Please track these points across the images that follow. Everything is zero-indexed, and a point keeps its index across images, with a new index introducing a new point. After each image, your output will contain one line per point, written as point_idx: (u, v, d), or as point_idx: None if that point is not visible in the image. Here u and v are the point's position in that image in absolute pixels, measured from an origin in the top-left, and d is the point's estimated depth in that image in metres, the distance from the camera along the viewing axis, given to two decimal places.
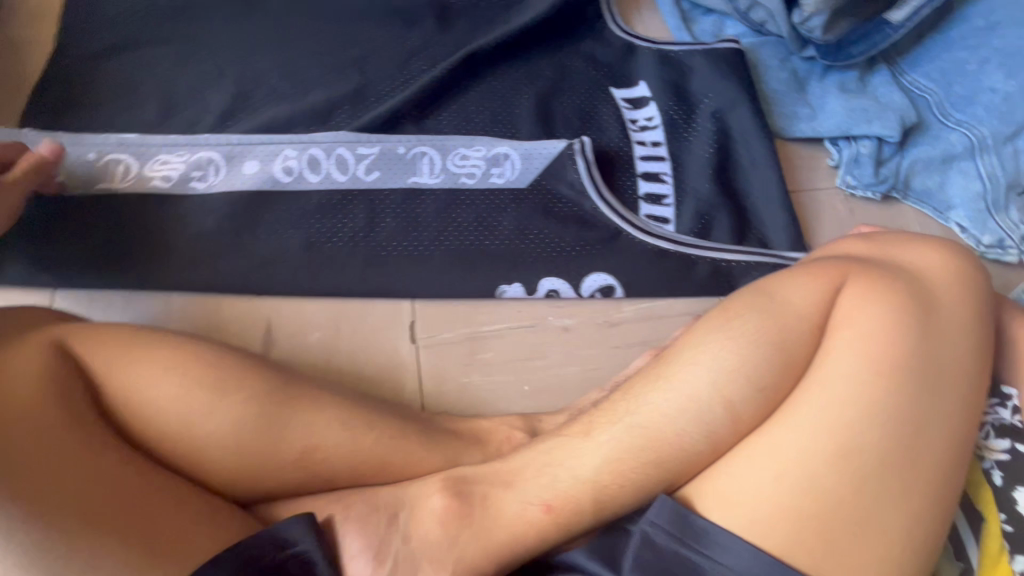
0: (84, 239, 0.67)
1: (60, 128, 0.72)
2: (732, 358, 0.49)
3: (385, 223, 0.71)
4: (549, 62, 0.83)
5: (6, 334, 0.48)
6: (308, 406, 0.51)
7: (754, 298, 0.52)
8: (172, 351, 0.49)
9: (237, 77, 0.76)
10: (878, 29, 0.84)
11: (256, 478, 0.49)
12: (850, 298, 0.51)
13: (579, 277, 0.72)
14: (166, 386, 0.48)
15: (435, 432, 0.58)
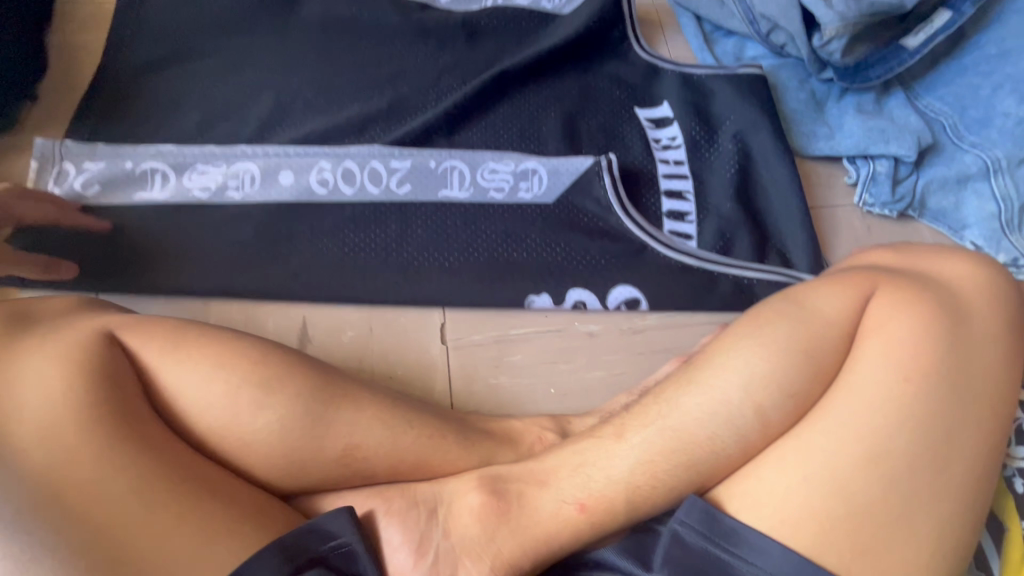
0: (126, 240, 0.69)
1: (99, 138, 0.74)
2: (762, 364, 0.50)
3: (416, 235, 0.73)
4: (574, 83, 0.86)
5: (59, 322, 0.49)
6: (352, 406, 0.52)
7: (787, 308, 0.53)
8: (218, 347, 0.50)
9: (274, 92, 0.79)
10: (895, 54, 0.85)
11: (298, 473, 0.51)
12: (880, 307, 0.52)
13: (605, 290, 0.73)
14: (213, 381, 0.48)
15: (471, 430, 0.60)
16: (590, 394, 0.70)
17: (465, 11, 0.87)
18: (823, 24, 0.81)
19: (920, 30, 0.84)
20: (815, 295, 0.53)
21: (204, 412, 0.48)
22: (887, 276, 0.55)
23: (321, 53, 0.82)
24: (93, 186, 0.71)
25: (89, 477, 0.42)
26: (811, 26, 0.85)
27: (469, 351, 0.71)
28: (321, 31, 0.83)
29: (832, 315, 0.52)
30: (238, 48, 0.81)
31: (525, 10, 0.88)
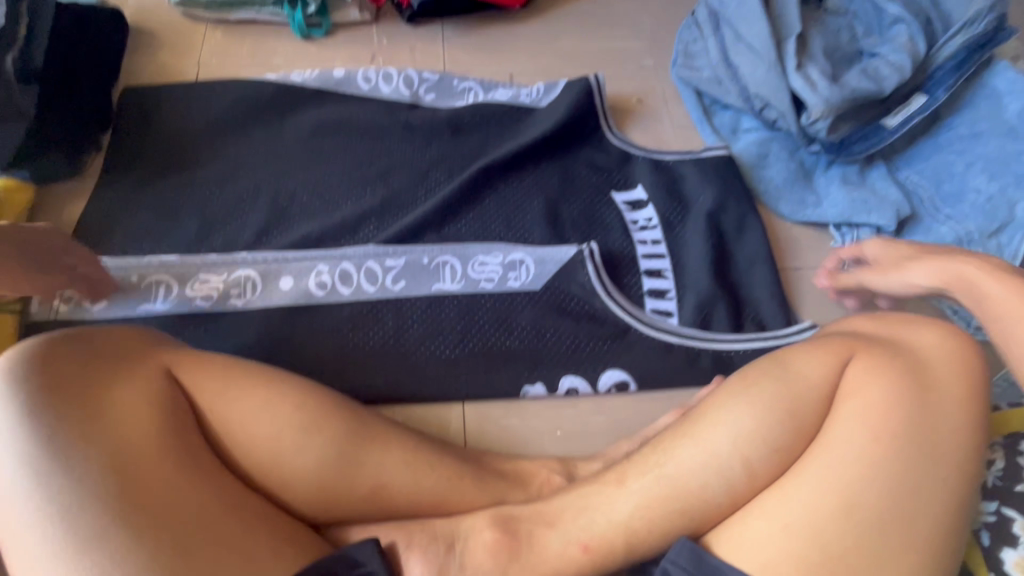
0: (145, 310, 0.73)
1: (103, 252, 0.76)
2: (742, 415, 0.56)
3: (412, 330, 0.77)
4: (554, 171, 0.91)
5: (122, 355, 0.54)
6: (381, 446, 0.60)
7: (773, 368, 0.58)
8: (267, 392, 0.56)
9: (271, 196, 0.83)
10: (876, 132, 0.95)
11: (333, 506, 0.58)
12: (858, 371, 0.57)
13: (596, 374, 0.77)
14: (263, 423, 0.55)
15: (484, 472, 0.66)
16: (591, 437, 0.75)
17: (448, 108, 0.94)
18: (810, 105, 0.88)
19: (899, 111, 0.94)
20: (798, 358, 0.58)
21: (253, 445, 0.55)
22: (867, 347, 0.59)
23: (315, 155, 0.87)
24: (97, 300, 0.73)
25: (162, 488, 0.48)
26: (799, 105, 0.92)
27: (480, 414, 0.75)
28: (311, 134, 0.88)
29: (812, 376, 0.57)
30: (235, 152, 0.85)
31: (506, 106, 0.95)
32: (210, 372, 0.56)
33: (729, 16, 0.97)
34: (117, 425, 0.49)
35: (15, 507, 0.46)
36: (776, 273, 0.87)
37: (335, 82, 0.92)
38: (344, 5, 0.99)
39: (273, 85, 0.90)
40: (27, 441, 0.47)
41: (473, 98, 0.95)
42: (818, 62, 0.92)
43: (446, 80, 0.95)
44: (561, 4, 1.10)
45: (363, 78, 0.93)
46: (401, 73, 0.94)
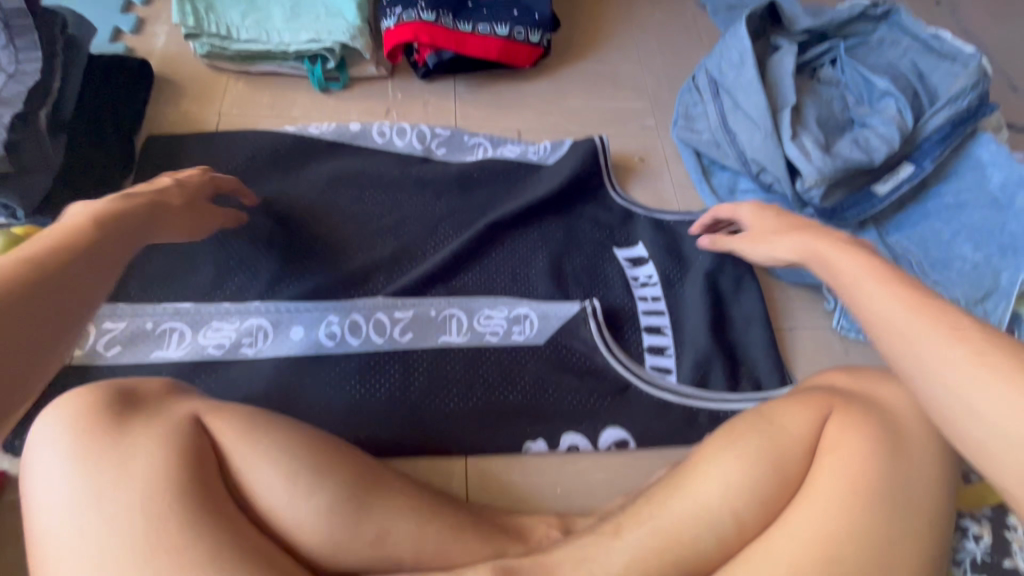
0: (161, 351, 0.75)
1: (118, 297, 0.78)
2: (733, 468, 0.60)
3: (418, 382, 0.78)
4: (560, 227, 0.94)
5: (153, 404, 0.60)
6: (388, 495, 0.63)
7: (758, 423, 0.63)
8: (281, 440, 0.60)
9: (285, 245, 0.85)
10: (868, 198, 1.00)
11: (338, 554, 0.59)
12: (836, 427, 0.62)
13: (597, 432, 0.79)
14: (275, 468, 0.58)
15: (487, 525, 0.68)
16: (591, 494, 0.76)
17: (458, 163, 0.98)
18: (804, 174, 0.92)
19: (888, 180, 0.99)
20: (781, 413, 0.64)
21: (265, 488, 0.58)
22: (841, 402, 0.65)
23: (327, 205, 0.90)
24: (111, 346, 0.75)
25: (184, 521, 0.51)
26: (794, 171, 0.96)
27: (482, 468, 0.76)
28: (324, 187, 0.91)
29: (794, 430, 0.62)
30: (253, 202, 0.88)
31: (514, 163, 0.98)
32: (231, 419, 0.61)
33: (729, 85, 1.02)
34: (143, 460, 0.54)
35: (58, 538, 0.50)
36: (770, 333, 0.90)
37: (349, 136, 0.96)
38: (362, 62, 1.03)
39: (291, 138, 0.94)
40: (76, 478, 0.53)
41: (483, 152, 0.99)
42: (812, 131, 0.97)
43: (458, 136, 0.99)
44: (569, 64, 1.16)
45: (377, 130, 0.97)
46: (415, 128, 0.98)
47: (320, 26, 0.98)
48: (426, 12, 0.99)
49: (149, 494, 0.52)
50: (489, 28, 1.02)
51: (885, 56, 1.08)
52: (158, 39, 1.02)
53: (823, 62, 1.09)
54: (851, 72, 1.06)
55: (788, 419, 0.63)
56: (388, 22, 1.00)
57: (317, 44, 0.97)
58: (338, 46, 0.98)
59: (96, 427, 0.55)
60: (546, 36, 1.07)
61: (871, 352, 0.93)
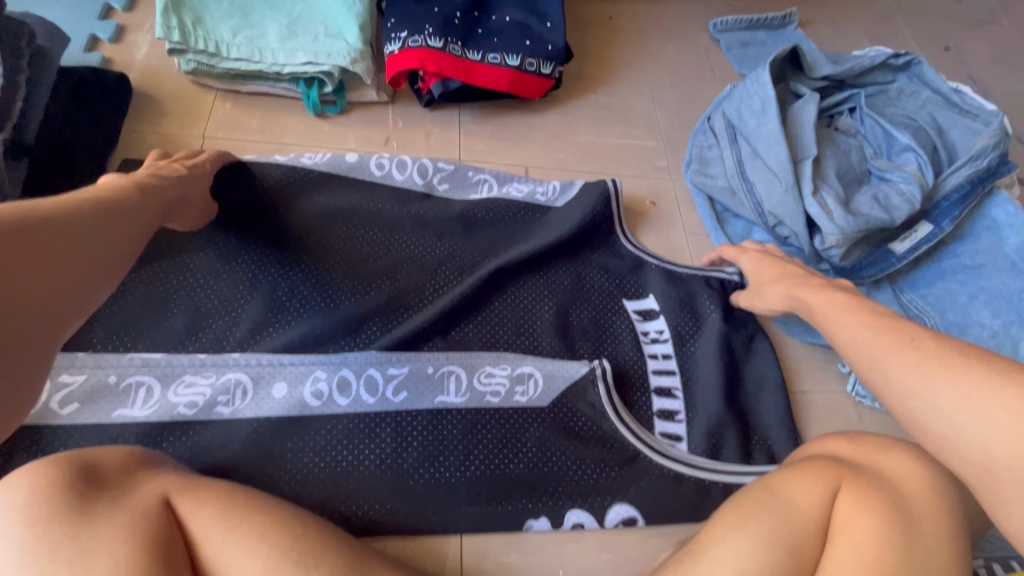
0: (127, 411, 0.67)
1: (79, 347, 0.69)
2: (749, 558, 0.57)
3: (411, 449, 0.72)
4: (568, 275, 0.88)
5: (118, 480, 0.53)
6: None
7: (766, 497, 0.62)
8: (262, 523, 0.53)
9: (270, 288, 0.78)
10: (885, 257, 0.97)
11: None
12: (846, 504, 0.59)
13: (603, 509, 0.73)
14: (251, 560, 0.51)
15: None
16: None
17: (461, 201, 0.91)
18: (825, 233, 0.89)
19: (905, 238, 0.96)
20: (788, 487, 0.62)
21: None
22: (850, 473, 0.62)
23: (316, 244, 0.82)
24: (68, 403, 0.66)
25: None
26: (812, 226, 0.92)
27: (479, 548, 0.70)
28: (314, 224, 0.84)
29: (804, 505, 0.60)
30: (236, 238, 0.80)
31: (519, 204, 0.92)
32: (205, 496, 0.54)
33: (748, 131, 0.98)
34: (101, 551, 0.47)
35: None
36: (784, 397, 0.85)
37: (346, 167, 0.89)
38: (362, 86, 0.96)
39: (282, 168, 0.86)
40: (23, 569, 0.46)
41: (488, 190, 0.93)
42: (832, 185, 0.93)
43: (462, 171, 0.93)
44: (580, 96, 1.11)
45: (375, 160, 0.90)
46: (416, 161, 0.92)
47: (319, 46, 0.90)
48: (433, 38, 0.93)
49: None
50: (499, 58, 0.97)
51: (903, 107, 1.05)
52: (139, 50, 0.94)
53: (841, 110, 1.05)
54: (871, 122, 1.03)
55: (795, 495, 0.61)
56: (392, 47, 0.94)
57: (314, 67, 0.90)
58: (337, 70, 0.90)
59: (48, 519, 0.48)
60: (558, 69, 1.01)
61: (885, 418, 0.89)
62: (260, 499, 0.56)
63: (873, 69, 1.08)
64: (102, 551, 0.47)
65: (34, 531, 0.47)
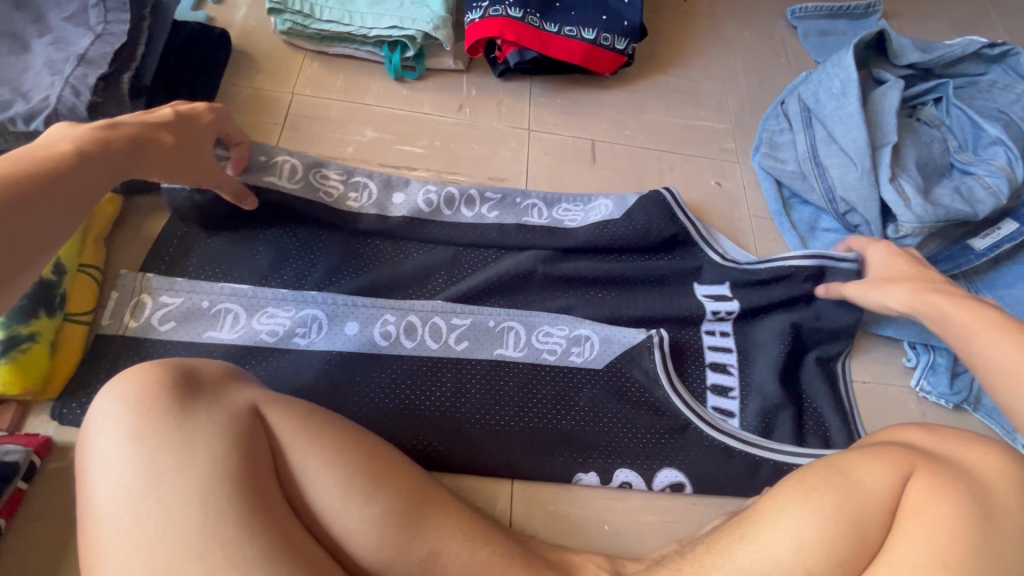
0: (220, 332, 0.73)
1: (179, 272, 0.76)
2: (811, 531, 0.54)
3: (469, 394, 0.75)
4: (639, 269, 0.86)
5: (208, 389, 0.55)
6: (438, 514, 0.59)
7: (832, 475, 0.57)
8: (339, 442, 0.57)
9: (346, 237, 0.82)
10: (962, 252, 0.92)
11: (389, 568, 0.56)
12: (918, 489, 0.55)
13: (652, 472, 0.74)
14: (329, 473, 0.55)
15: (535, 554, 0.64)
16: (640, 535, 0.72)
17: (515, 225, 0.87)
18: (901, 221, 0.86)
19: (987, 235, 0.92)
20: (856, 465, 0.57)
21: (319, 495, 0.55)
22: (923, 460, 0.58)
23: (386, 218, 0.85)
24: (166, 321, 0.73)
25: (233, 517, 0.48)
26: (886, 214, 0.90)
27: (528, 496, 0.72)
28: (382, 221, 0.83)
29: (872, 486, 0.56)
30: (306, 210, 0.82)
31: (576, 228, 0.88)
32: (289, 412, 0.57)
33: (825, 115, 0.96)
34: (200, 448, 0.50)
35: (109, 511, 0.47)
36: (842, 389, 0.83)
37: (399, 188, 0.87)
38: (441, 53, 1.00)
39: (337, 181, 0.85)
40: (132, 451, 0.49)
41: (541, 215, 0.89)
42: (912, 175, 0.90)
43: (511, 196, 0.89)
44: (650, 76, 1.11)
45: (415, 185, 0.87)
46: (462, 191, 0.88)
47: (405, 12, 0.94)
48: (513, 9, 0.95)
49: (208, 484, 0.49)
50: (576, 31, 0.98)
51: (995, 100, 1.00)
52: (237, 10, 1.00)
53: (924, 101, 1.01)
54: (957, 113, 0.98)
55: (862, 473, 0.56)
56: (473, 16, 0.97)
57: (399, 31, 0.94)
58: (419, 36, 0.94)
59: (157, 410, 0.51)
60: (632, 45, 1.02)
61: (949, 416, 0.87)
62: (337, 423, 0.59)
63: (963, 59, 1.04)
64: (201, 448, 0.50)
65: (142, 417, 0.51)
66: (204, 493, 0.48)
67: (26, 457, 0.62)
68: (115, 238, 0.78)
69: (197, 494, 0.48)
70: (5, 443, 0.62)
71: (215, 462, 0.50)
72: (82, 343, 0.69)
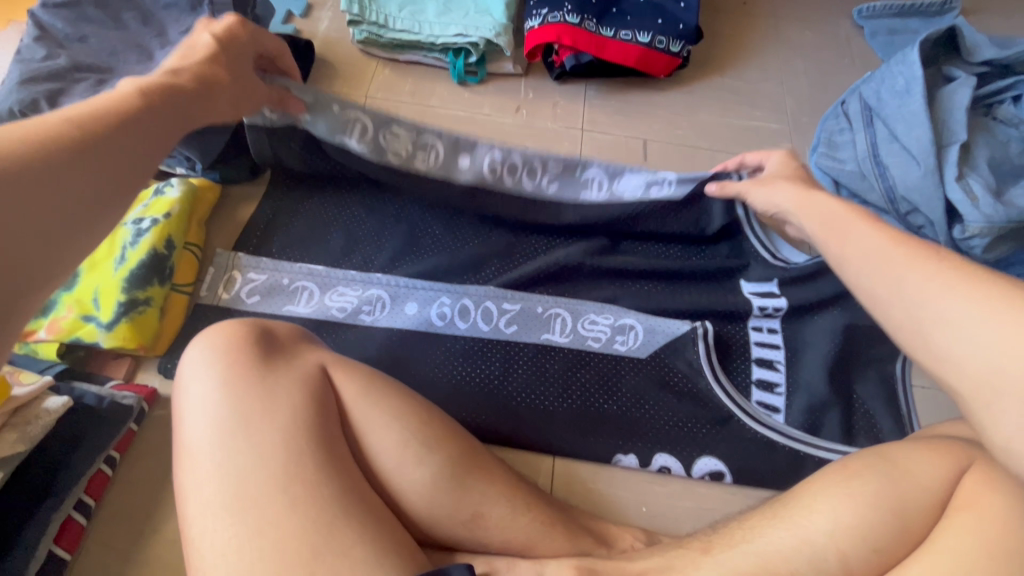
0: (298, 306, 0.82)
1: (264, 253, 0.85)
2: (848, 516, 0.55)
3: (516, 375, 0.80)
4: (685, 266, 0.87)
5: (288, 350, 0.63)
6: (484, 478, 0.64)
7: (877, 463, 0.58)
8: (396, 403, 0.63)
9: (408, 228, 0.89)
10: None
11: (438, 519, 0.61)
12: (973, 481, 0.55)
13: (691, 459, 0.76)
14: (388, 430, 0.61)
15: (573, 523, 0.67)
16: (678, 520, 0.74)
17: (572, 200, 0.88)
18: (967, 221, 0.84)
19: None
20: (906, 454, 0.58)
21: (379, 449, 0.61)
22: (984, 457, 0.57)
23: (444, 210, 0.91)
24: (252, 295, 0.82)
25: (309, 459, 0.55)
26: (952, 215, 0.87)
27: (569, 473, 0.76)
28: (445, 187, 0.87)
29: (925, 479, 0.56)
30: (374, 201, 0.90)
31: (638, 206, 0.87)
32: (355, 374, 0.64)
33: (886, 113, 0.94)
34: (283, 398, 0.58)
35: (207, 443, 0.56)
36: (899, 390, 0.81)
37: (466, 150, 0.85)
38: (501, 58, 1.07)
39: (406, 141, 0.85)
40: (226, 395, 0.58)
41: (600, 188, 0.88)
42: (982, 174, 0.87)
43: (573, 168, 0.86)
44: (705, 77, 1.12)
45: (483, 149, 0.85)
46: (525, 161, 0.86)
47: (469, 21, 1.02)
48: (570, 15, 1.00)
49: (288, 426, 0.56)
50: (631, 35, 1.02)
51: None
52: (321, 23, 1.11)
53: (1002, 98, 0.95)
54: None
55: (914, 463, 0.57)
56: (532, 22, 1.03)
57: (463, 38, 1.02)
58: (482, 42, 1.02)
59: (251, 360, 0.60)
60: (687, 48, 1.04)
61: None
62: (396, 387, 0.65)
63: None
64: (283, 397, 0.58)
65: (234, 368, 0.59)
66: (285, 433, 0.56)
67: (138, 402, 0.72)
68: (214, 221, 0.89)
69: (279, 434, 0.56)
70: (122, 389, 0.72)
71: (295, 408, 0.58)
72: (184, 310, 0.80)
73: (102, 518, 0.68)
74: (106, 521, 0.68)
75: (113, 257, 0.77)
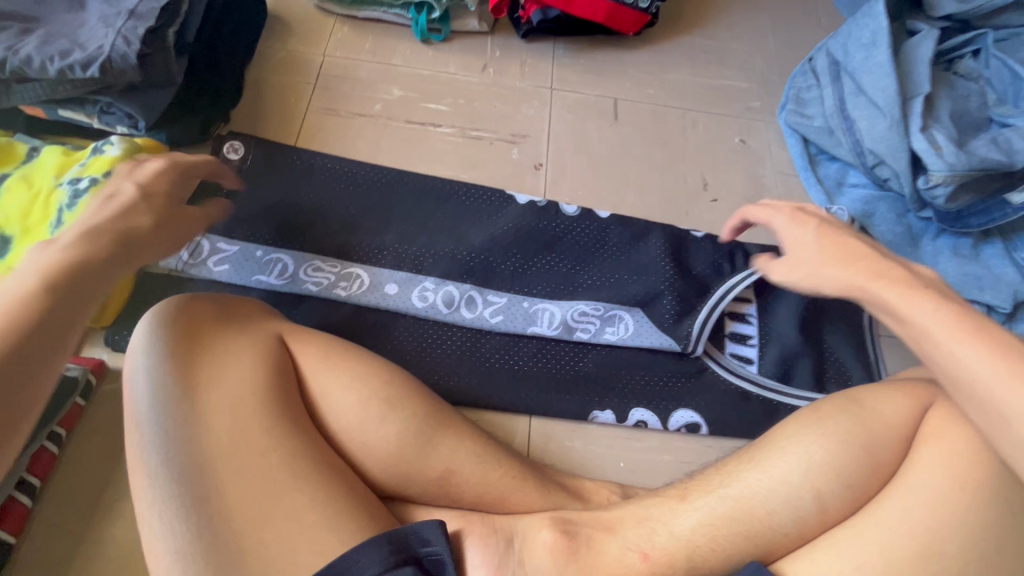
0: (259, 270, 0.78)
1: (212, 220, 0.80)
2: (819, 454, 0.55)
3: (490, 337, 0.78)
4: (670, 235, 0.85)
5: (241, 318, 0.60)
6: (454, 436, 0.61)
7: (849, 405, 0.58)
8: (357, 366, 0.60)
9: (379, 194, 0.86)
10: (999, 206, 0.86)
11: (408, 479, 0.60)
12: (938, 417, 0.56)
13: (667, 412, 0.76)
14: (352, 392, 0.58)
15: (545, 481, 0.66)
16: (655, 471, 0.73)
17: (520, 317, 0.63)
18: (931, 169, 0.84)
19: None
20: (874, 396, 0.58)
21: (340, 412, 0.58)
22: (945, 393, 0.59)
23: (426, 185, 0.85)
24: (221, 265, 0.77)
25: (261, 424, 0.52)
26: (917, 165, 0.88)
27: (545, 432, 0.75)
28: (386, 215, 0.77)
29: (890, 415, 0.57)
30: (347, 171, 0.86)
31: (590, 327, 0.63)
32: (312, 340, 0.61)
33: (853, 67, 0.94)
34: (230, 365, 0.55)
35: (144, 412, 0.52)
36: (868, 338, 0.82)
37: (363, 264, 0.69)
38: (465, 15, 1.02)
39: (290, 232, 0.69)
40: (165, 360, 0.54)
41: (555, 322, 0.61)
42: (944, 125, 0.87)
43: None
44: (674, 36, 1.11)
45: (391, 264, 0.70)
46: None
47: None
48: None
49: (238, 392, 0.53)
50: None
51: None
52: None
53: (962, 53, 0.96)
54: (997, 65, 0.92)
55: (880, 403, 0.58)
56: None
57: None
58: None
59: (194, 325, 0.56)
60: (655, 4, 1.02)
61: None
62: (356, 351, 0.62)
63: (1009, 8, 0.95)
64: (234, 360, 0.55)
65: (178, 332, 0.55)
66: (235, 399, 0.52)
67: (83, 374, 0.67)
68: None
69: (228, 400, 0.52)
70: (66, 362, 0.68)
71: (245, 374, 0.54)
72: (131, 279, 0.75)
73: (48, 502, 0.63)
74: (52, 501, 0.64)
75: (26, 220, 0.71)
